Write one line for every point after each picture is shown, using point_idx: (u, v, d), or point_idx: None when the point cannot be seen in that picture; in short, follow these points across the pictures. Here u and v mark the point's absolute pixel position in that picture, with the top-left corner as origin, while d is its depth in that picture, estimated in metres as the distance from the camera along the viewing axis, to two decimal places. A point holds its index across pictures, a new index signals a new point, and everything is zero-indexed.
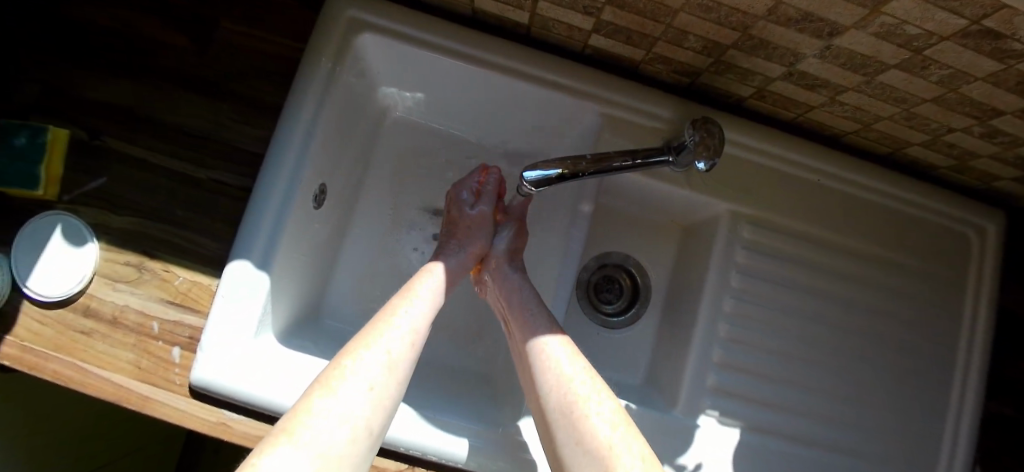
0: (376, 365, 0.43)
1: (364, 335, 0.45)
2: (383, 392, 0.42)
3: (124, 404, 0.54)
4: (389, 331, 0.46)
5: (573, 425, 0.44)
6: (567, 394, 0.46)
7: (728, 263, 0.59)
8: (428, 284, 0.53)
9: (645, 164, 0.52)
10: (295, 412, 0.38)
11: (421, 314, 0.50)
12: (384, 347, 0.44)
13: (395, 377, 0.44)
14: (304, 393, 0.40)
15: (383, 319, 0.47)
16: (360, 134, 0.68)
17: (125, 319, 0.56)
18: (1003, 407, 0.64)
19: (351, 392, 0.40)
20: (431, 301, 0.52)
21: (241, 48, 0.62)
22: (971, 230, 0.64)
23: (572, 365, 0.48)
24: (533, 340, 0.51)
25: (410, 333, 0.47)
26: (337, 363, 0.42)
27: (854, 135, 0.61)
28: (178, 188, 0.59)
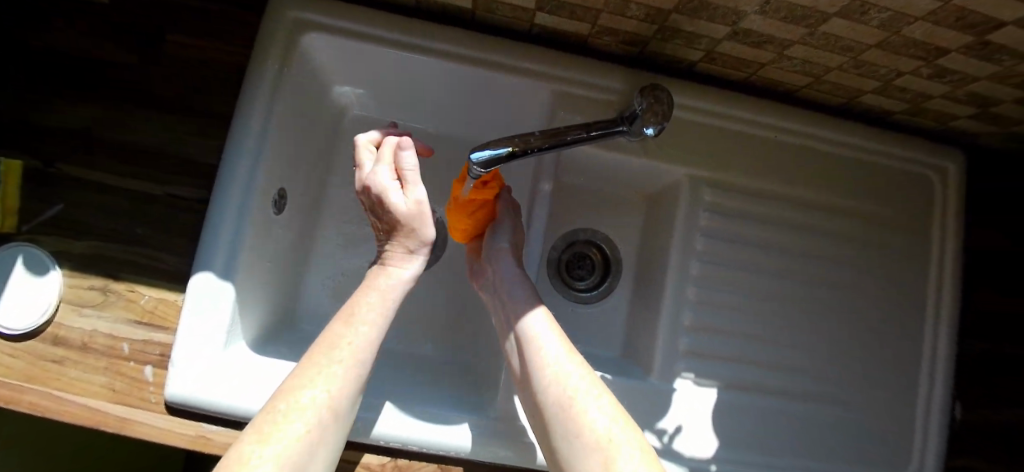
0: (309, 404, 0.41)
1: (300, 371, 0.44)
2: (317, 431, 0.41)
3: (102, 428, 0.54)
4: (323, 363, 0.44)
5: (570, 421, 0.44)
6: (564, 390, 0.46)
7: (692, 227, 0.60)
8: (369, 304, 0.50)
9: (599, 136, 0.51)
10: (230, 457, 0.37)
11: (360, 341, 0.47)
12: (318, 384, 0.43)
13: (329, 411, 0.42)
14: (240, 438, 0.39)
15: (320, 351, 0.45)
16: (318, 136, 0.67)
17: (95, 343, 0.56)
18: (972, 341, 0.66)
19: (284, 436, 0.39)
20: (372, 325, 0.49)
21: (183, 59, 0.60)
22: (931, 173, 0.65)
23: (567, 359, 0.48)
24: (528, 335, 0.51)
25: (345, 363, 0.45)
26: (273, 406, 0.41)
27: (806, 88, 0.60)
28: (136, 207, 0.58)
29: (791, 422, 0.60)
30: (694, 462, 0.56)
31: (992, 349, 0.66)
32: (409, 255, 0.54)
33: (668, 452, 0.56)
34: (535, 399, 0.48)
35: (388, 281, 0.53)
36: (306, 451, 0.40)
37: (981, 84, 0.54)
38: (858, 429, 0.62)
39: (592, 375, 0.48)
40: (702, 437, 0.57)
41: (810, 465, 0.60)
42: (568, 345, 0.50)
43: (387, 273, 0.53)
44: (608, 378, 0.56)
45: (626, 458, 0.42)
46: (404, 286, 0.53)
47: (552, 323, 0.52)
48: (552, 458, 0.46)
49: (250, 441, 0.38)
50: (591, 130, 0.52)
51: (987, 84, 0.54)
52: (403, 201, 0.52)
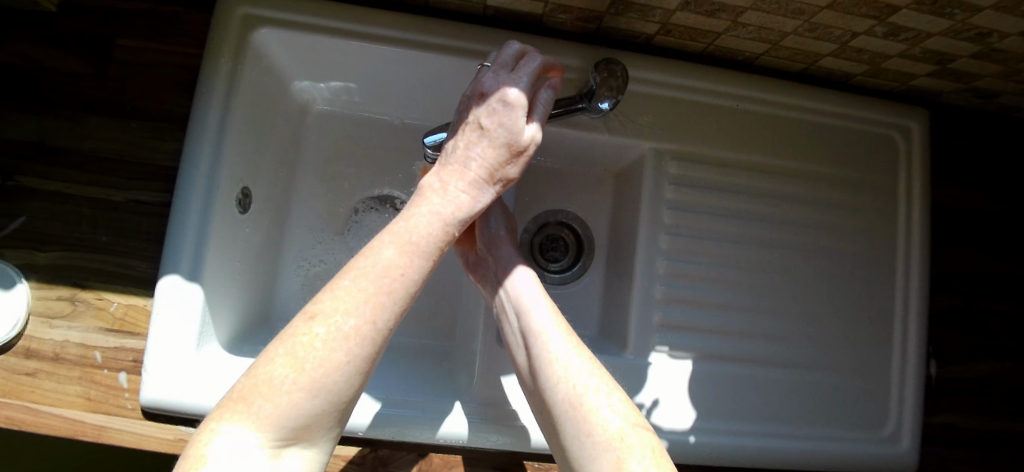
0: (348, 331, 0.35)
1: (339, 292, 0.37)
2: (360, 360, 0.36)
3: (80, 437, 0.54)
4: (370, 287, 0.37)
5: (581, 420, 0.41)
6: (573, 387, 0.43)
7: (658, 200, 0.60)
8: (426, 224, 0.42)
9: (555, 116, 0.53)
10: (259, 379, 0.34)
11: (413, 265, 0.40)
12: (362, 310, 0.36)
13: (370, 340, 0.36)
14: (269, 356, 0.35)
15: (366, 269, 0.38)
16: (281, 133, 0.66)
17: (67, 354, 0.56)
18: (944, 297, 0.67)
19: (318, 363, 0.34)
20: (425, 253, 0.41)
21: (137, 64, 0.60)
22: (896, 133, 0.65)
23: (573, 355, 0.45)
24: (531, 328, 0.47)
25: (393, 290, 0.38)
26: (306, 327, 0.35)
27: (765, 55, 0.60)
28: (99, 215, 0.58)
29: (768, 388, 0.61)
30: (673, 434, 0.56)
31: (963, 304, 0.67)
32: (487, 180, 0.46)
33: None
34: (543, 396, 0.44)
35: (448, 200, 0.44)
36: (341, 378, 0.35)
37: (937, 40, 0.53)
38: (835, 392, 0.63)
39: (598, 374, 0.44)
40: (679, 408, 0.58)
41: (789, 429, 0.61)
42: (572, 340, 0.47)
43: (459, 194, 0.45)
44: None
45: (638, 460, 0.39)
46: (466, 215, 0.45)
47: (558, 317, 0.48)
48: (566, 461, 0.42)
49: (281, 366, 0.34)
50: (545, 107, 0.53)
51: (942, 40, 0.53)
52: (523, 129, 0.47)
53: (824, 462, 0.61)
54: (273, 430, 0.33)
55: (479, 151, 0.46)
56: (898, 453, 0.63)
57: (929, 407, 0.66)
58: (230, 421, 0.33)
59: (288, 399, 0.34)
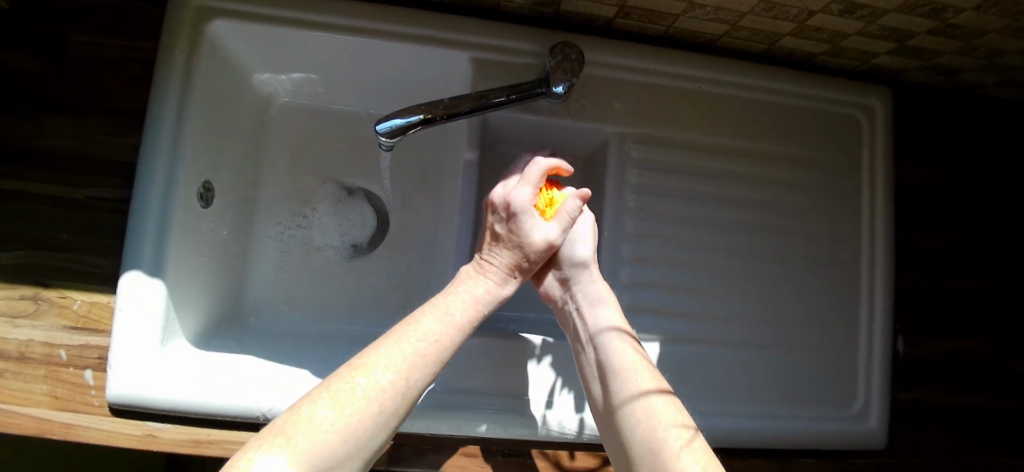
0: (385, 384, 0.36)
1: (381, 349, 0.38)
2: (390, 414, 0.36)
3: (48, 435, 0.54)
4: (410, 347, 0.39)
5: (662, 465, 0.38)
6: (655, 429, 0.40)
7: (623, 184, 0.61)
8: (462, 301, 0.45)
9: (519, 99, 0.52)
10: (300, 415, 0.34)
11: (448, 338, 0.42)
12: (401, 367, 0.37)
13: (402, 396, 0.37)
14: (311, 395, 0.35)
15: (407, 333, 0.40)
16: (243, 125, 0.66)
17: (31, 353, 0.56)
18: (911, 275, 0.67)
19: (357, 410, 0.34)
20: (459, 326, 0.43)
21: (94, 60, 0.59)
22: (859, 112, 0.65)
23: (638, 358, 0.45)
24: (597, 326, 0.47)
25: (429, 355, 0.40)
26: (349, 376, 0.36)
27: (726, 37, 0.60)
28: (60, 213, 0.58)
29: (736, 368, 0.61)
30: None
31: (929, 281, 0.68)
32: (508, 273, 0.48)
33: None
34: (609, 394, 0.44)
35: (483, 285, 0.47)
36: (371, 427, 0.35)
37: (893, 16, 0.53)
38: (803, 371, 0.63)
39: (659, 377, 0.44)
40: None
41: (758, 409, 0.61)
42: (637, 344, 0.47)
43: (485, 285, 0.48)
44: (550, 341, 0.58)
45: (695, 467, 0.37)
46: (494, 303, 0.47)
47: (641, 355, 0.46)
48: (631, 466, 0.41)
49: (324, 405, 0.34)
50: (506, 95, 0.52)
51: (898, 16, 0.53)
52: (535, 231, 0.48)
53: (793, 440, 0.61)
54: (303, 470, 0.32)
55: (497, 253, 0.49)
56: (866, 430, 0.63)
57: (897, 383, 0.66)
58: (267, 452, 0.32)
59: (324, 440, 0.33)
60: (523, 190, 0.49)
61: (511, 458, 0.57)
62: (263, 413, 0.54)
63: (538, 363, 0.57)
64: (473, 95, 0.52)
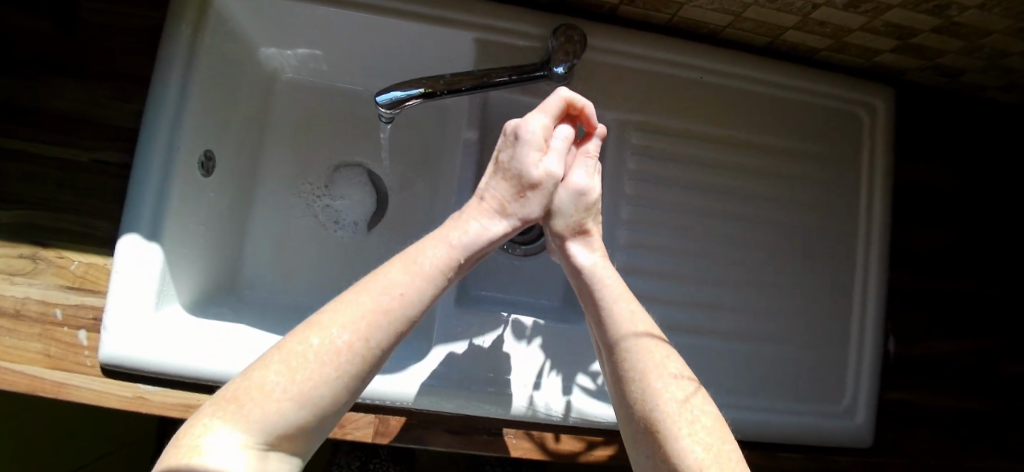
0: (340, 346, 0.33)
1: (341, 304, 0.35)
2: (348, 378, 0.33)
3: (39, 394, 0.55)
4: (370, 304, 0.35)
5: (655, 430, 0.37)
6: (649, 389, 0.38)
7: (620, 170, 0.61)
8: (435, 248, 0.40)
9: (521, 79, 0.53)
10: (252, 381, 0.32)
11: (414, 288, 0.37)
12: (357, 325, 0.34)
13: (361, 359, 0.34)
14: (267, 358, 0.33)
15: (370, 285, 0.36)
16: (247, 97, 0.66)
17: (28, 311, 0.56)
18: (904, 276, 0.67)
19: (310, 375, 0.32)
20: (427, 276, 0.38)
21: (104, 25, 0.60)
22: (859, 109, 0.65)
23: (631, 307, 0.42)
24: (589, 273, 0.44)
25: (389, 310, 0.35)
26: (304, 336, 0.33)
27: (730, 28, 0.60)
28: (63, 174, 0.58)
29: (725, 360, 0.61)
30: None
31: (922, 284, 0.67)
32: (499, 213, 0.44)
33: (603, 392, 0.56)
34: (604, 344, 0.41)
35: (469, 224, 0.42)
36: (328, 392, 0.33)
37: (897, 12, 0.52)
38: (793, 366, 0.63)
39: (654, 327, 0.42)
40: None
41: (747, 401, 0.61)
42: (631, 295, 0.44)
43: (472, 221, 0.43)
44: (540, 323, 0.58)
45: (698, 421, 0.37)
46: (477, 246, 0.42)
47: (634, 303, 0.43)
48: (629, 419, 0.39)
49: (275, 372, 0.32)
50: (502, 75, 0.53)
51: (902, 13, 0.52)
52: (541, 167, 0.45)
53: (780, 434, 0.61)
54: (252, 442, 0.30)
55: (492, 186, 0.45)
56: (854, 428, 0.63)
57: (886, 383, 0.66)
58: (223, 421, 0.31)
59: (274, 407, 0.31)
60: (535, 117, 0.45)
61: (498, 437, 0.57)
62: None
63: (528, 344, 0.56)
64: (464, 78, 0.52)
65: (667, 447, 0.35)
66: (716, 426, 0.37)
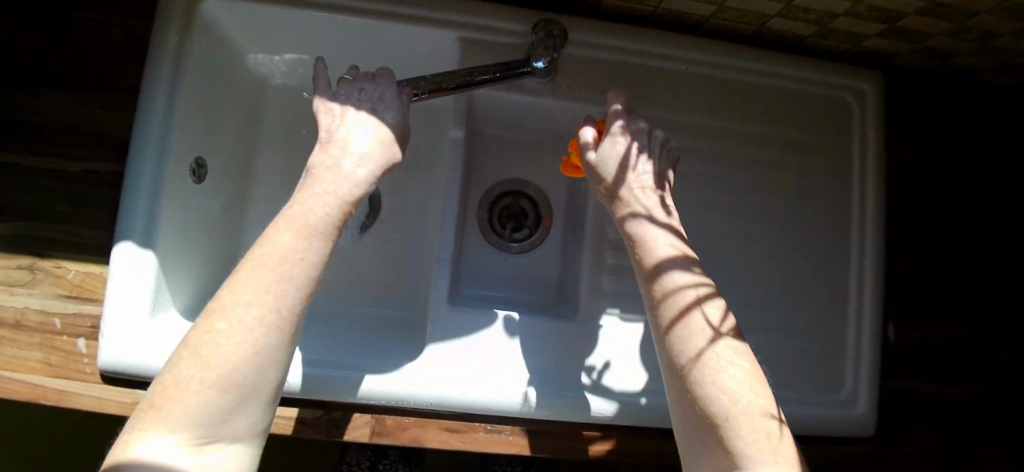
0: (251, 324, 0.33)
1: (240, 287, 0.35)
2: (270, 352, 0.34)
3: (42, 402, 0.56)
4: (271, 274, 0.35)
5: (685, 379, 0.38)
6: (683, 341, 0.39)
7: None
8: (324, 202, 0.40)
9: (502, 77, 0.52)
10: (167, 382, 0.32)
11: (313, 251, 0.38)
12: (264, 299, 0.34)
13: (278, 329, 0.35)
14: (174, 362, 0.33)
15: (263, 256, 0.36)
16: (237, 104, 0.67)
17: (27, 321, 0.57)
18: (901, 262, 0.67)
19: (226, 361, 0.32)
20: (325, 234, 0.39)
21: (94, 37, 0.61)
22: (848, 95, 0.65)
23: (691, 273, 0.43)
24: (646, 237, 0.45)
25: (295, 276, 0.36)
26: (209, 325, 0.33)
27: (713, 18, 0.59)
28: (58, 186, 0.59)
29: None
30: (621, 395, 0.56)
31: (919, 270, 0.67)
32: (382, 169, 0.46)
33: (597, 388, 0.55)
34: (649, 300, 0.43)
35: (350, 169, 0.44)
36: (251, 370, 0.33)
37: None
38: (789, 355, 0.63)
39: (713, 290, 0.42)
40: (631, 371, 0.57)
41: None
42: (696, 261, 0.44)
43: (354, 173, 0.44)
44: (531, 319, 0.57)
45: (743, 380, 0.38)
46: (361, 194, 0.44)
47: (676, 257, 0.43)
48: (666, 365, 0.41)
49: (187, 366, 0.32)
50: (483, 74, 0.52)
51: None
52: (350, 130, 0.47)
53: None
54: (186, 438, 0.31)
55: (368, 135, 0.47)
56: (854, 417, 0.62)
57: (886, 370, 0.65)
58: (148, 426, 0.31)
59: (196, 400, 0.31)
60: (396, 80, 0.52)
61: (493, 434, 0.57)
62: None
63: (521, 340, 0.56)
64: (443, 81, 0.52)
65: (704, 401, 0.37)
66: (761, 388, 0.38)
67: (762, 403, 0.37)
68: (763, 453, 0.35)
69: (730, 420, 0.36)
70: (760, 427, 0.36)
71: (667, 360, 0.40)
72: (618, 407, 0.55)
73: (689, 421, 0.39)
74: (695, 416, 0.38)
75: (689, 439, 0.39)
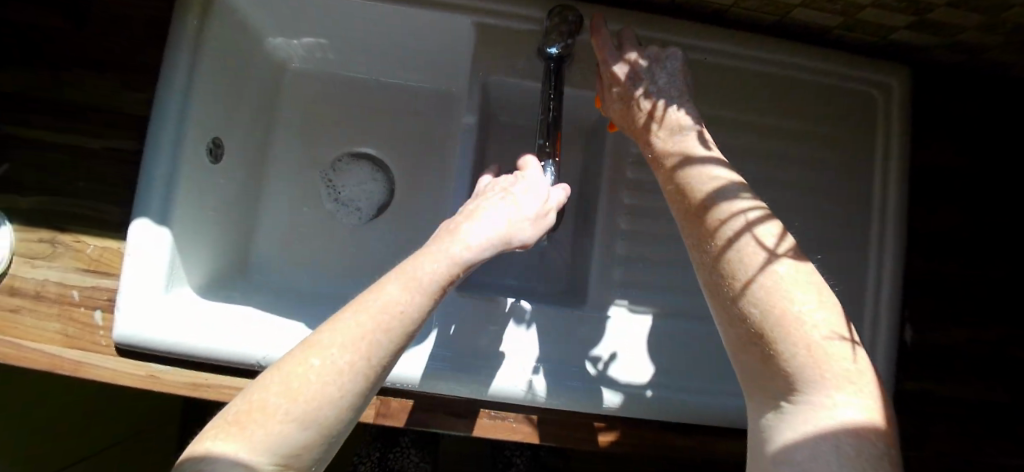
0: (342, 365, 0.29)
1: (339, 324, 0.30)
2: (353, 397, 0.30)
3: (58, 371, 0.57)
4: (367, 323, 0.30)
5: (730, 300, 0.36)
6: (728, 261, 0.36)
7: (621, 153, 0.60)
8: (435, 260, 0.34)
9: (559, 93, 0.51)
10: (253, 403, 0.29)
11: (417, 307, 0.32)
12: (359, 345, 0.30)
13: (364, 376, 0.30)
14: (264, 384, 0.29)
15: (367, 301, 0.31)
16: (254, 86, 0.68)
17: (47, 292, 0.59)
18: (921, 263, 0.65)
19: (313, 399, 0.28)
20: (429, 293, 0.33)
21: (117, 18, 0.62)
22: (871, 89, 0.63)
23: (736, 197, 0.39)
24: (686, 168, 0.42)
25: (392, 328, 0.31)
26: (302, 356, 0.29)
27: (735, 7, 0.58)
28: (78, 163, 0.61)
29: None
30: (627, 387, 0.55)
31: (940, 271, 0.65)
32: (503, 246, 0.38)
33: (604, 379, 0.55)
34: (697, 231, 0.39)
35: (469, 235, 0.36)
36: (334, 410, 0.30)
37: None
38: None
39: (768, 211, 0.38)
40: (637, 362, 0.56)
41: None
42: (744, 185, 0.40)
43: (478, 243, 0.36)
44: (540, 307, 0.56)
45: (806, 301, 0.34)
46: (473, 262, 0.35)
47: (698, 179, 0.41)
48: (712, 295, 0.38)
49: (275, 393, 0.28)
50: (549, 105, 0.51)
51: None
52: (487, 205, 0.39)
53: None
54: (262, 465, 0.27)
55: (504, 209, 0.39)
56: None
57: (902, 373, 0.63)
58: (224, 443, 0.28)
59: (278, 432, 0.28)
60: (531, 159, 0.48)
61: (497, 421, 0.57)
62: (257, 361, 0.56)
63: (527, 328, 0.55)
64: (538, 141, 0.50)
65: (755, 326, 0.34)
66: (826, 307, 0.34)
67: (827, 324, 0.34)
68: (823, 372, 0.33)
69: (787, 342, 0.33)
70: (820, 348, 0.33)
71: (715, 290, 0.37)
72: (623, 399, 0.54)
73: (735, 345, 0.36)
74: (744, 339, 0.36)
75: (744, 365, 0.37)
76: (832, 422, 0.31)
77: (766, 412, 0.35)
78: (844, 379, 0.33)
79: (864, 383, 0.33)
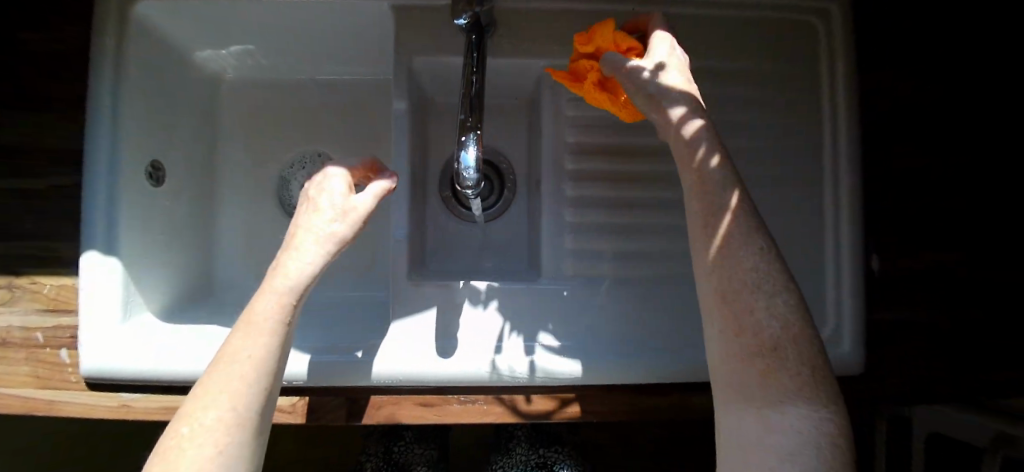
0: (211, 422, 0.32)
1: (201, 392, 0.34)
2: (235, 447, 0.33)
3: (36, 412, 0.58)
4: (223, 376, 0.34)
5: (734, 315, 0.36)
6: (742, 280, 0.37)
7: (559, 118, 0.59)
8: (266, 298, 0.37)
9: (477, 69, 0.50)
10: None
11: (266, 346, 0.35)
12: (222, 398, 0.33)
13: (240, 426, 0.33)
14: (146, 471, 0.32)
15: (219, 360, 0.35)
16: (188, 103, 0.67)
17: (11, 337, 0.59)
18: (882, 190, 0.63)
19: (191, 461, 0.31)
20: (273, 329, 0.36)
21: (39, 55, 0.61)
22: (810, 16, 0.61)
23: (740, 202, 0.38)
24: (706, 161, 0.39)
25: (248, 373, 0.34)
26: (173, 432, 0.32)
27: None
28: (24, 204, 0.60)
29: None
30: (590, 352, 0.55)
31: (903, 197, 0.63)
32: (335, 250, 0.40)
33: (567, 349, 0.55)
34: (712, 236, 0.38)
35: (288, 265, 0.38)
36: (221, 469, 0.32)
37: None
38: None
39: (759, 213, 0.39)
40: (599, 327, 0.56)
41: None
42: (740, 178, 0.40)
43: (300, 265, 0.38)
44: (494, 284, 0.56)
45: (805, 326, 0.36)
46: (298, 287, 0.38)
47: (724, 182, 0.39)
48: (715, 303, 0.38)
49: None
50: (471, 79, 0.50)
51: None
52: (300, 227, 0.40)
53: None
54: None
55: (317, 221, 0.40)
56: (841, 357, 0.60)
57: (872, 303, 0.63)
58: None
59: None
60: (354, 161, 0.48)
61: (468, 404, 0.57)
62: None
63: (484, 308, 0.55)
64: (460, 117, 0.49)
65: (763, 344, 0.36)
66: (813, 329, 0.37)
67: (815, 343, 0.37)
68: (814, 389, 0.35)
69: (786, 361, 0.35)
70: (812, 365, 0.36)
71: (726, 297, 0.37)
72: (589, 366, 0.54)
73: (730, 356, 0.37)
74: (742, 354, 0.36)
75: (733, 375, 0.37)
76: (816, 431, 0.34)
77: (727, 415, 0.37)
78: (807, 384, 0.35)
79: (822, 387, 0.35)
